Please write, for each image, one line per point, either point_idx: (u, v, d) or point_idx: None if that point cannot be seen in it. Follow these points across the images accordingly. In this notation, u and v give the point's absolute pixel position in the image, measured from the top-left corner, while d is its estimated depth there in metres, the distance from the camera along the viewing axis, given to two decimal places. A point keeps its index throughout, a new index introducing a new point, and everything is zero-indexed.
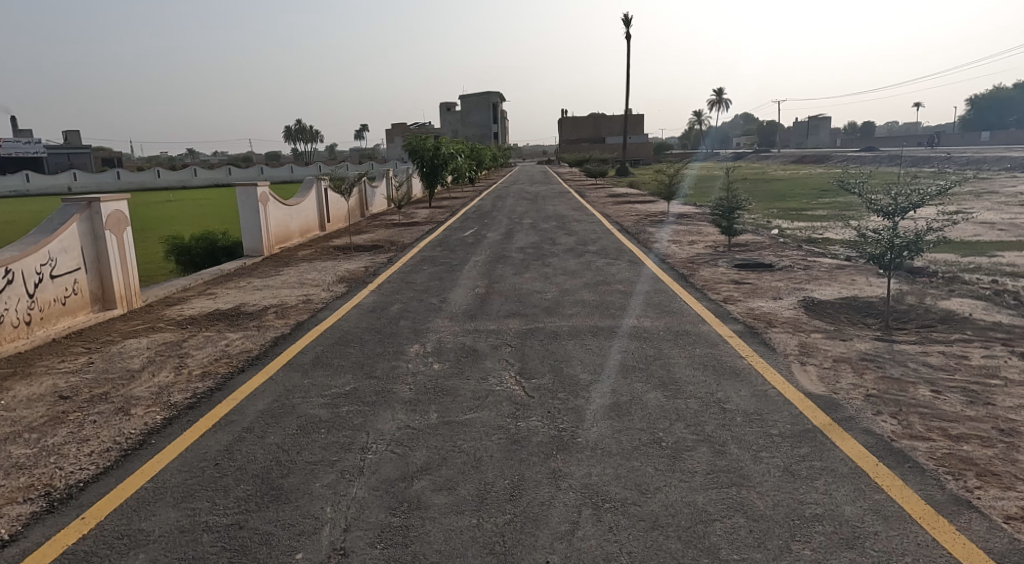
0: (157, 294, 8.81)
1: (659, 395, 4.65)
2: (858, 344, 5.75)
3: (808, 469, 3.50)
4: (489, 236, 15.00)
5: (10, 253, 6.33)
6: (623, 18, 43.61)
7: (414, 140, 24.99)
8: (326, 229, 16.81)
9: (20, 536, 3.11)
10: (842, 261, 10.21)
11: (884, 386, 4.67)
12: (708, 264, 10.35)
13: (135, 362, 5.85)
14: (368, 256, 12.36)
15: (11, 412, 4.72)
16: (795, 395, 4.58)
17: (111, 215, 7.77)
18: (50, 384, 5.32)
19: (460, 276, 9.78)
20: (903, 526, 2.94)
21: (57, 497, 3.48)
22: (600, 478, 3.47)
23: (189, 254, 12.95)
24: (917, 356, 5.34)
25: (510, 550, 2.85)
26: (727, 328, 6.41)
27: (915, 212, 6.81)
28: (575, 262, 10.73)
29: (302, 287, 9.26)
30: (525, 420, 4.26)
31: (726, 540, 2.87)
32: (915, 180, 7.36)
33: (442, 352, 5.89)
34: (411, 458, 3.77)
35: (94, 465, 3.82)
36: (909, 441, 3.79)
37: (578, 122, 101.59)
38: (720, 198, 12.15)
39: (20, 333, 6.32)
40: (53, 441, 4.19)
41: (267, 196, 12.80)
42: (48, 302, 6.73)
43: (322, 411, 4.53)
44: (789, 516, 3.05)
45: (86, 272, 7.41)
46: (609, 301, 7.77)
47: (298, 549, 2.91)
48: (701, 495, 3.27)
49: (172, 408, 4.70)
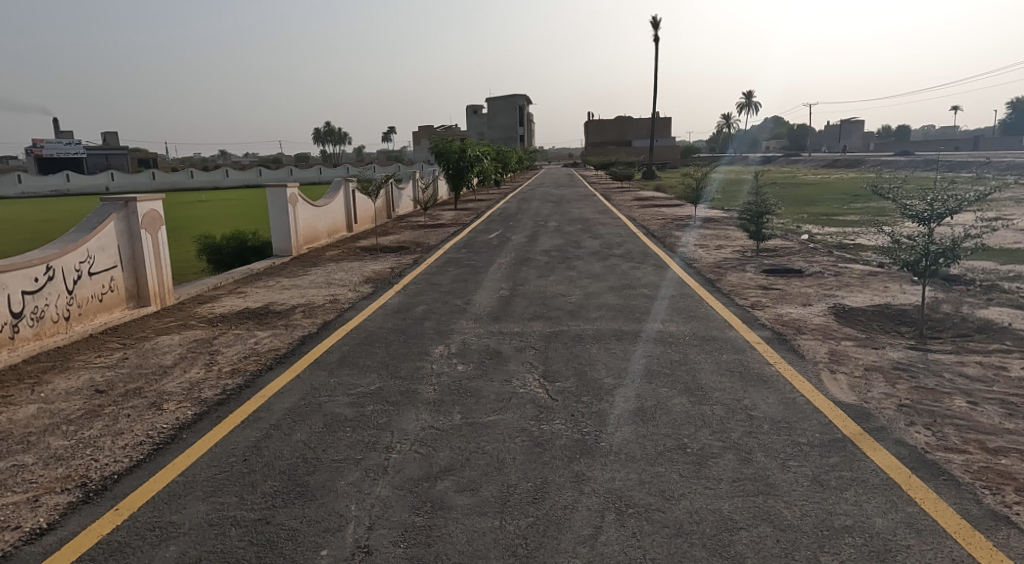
0: (189, 292, 8.99)
1: (685, 401, 4.60)
2: (890, 353, 5.61)
3: (837, 479, 3.43)
4: (514, 238, 15.05)
5: (50, 250, 6.53)
6: (651, 22, 44.18)
7: (439, 142, 25.13)
8: (353, 230, 17.01)
9: (57, 525, 3.21)
10: (875, 268, 9.97)
11: (919, 396, 4.55)
12: (735, 269, 10.22)
13: (167, 357, 6.00)
14: (394, 258, 12.48)
15: (50, 404, 4.88)
16: (823, 403, 4.50)
17: (146, 215, 7.97)
18: (87, 378, 5.48)
19: (485, 279, 9.80)
20: (937, 540, 2.86)
21: (93, 488, 3.58)
22: (624, 483, 3.44)
23: (220, 254, 13.20)
24: (953, 366, 5.19)
25: (533, 552, 2.85)
26: (755, 334, 6.32)
27: (953, 218, 6.60)
28: (600, 266, 10.69)
29: (329, 287, 9.41)
30: (549, 423, 4.26)
31: (752, 549, 2.83)
32: (953, 186, 7.14)
33: (466, 353, 5.92)
34: (434, 459, 3.79)
35: (128, 458, 3.93)
36: (944, 453, 3.69)
37: (604, 126, 101.33)
38: (748, 202, 11.95)
39: (59, 328, 6.53)
40: (88, 434, 4.31)
41: (296, 196, 13.01)
42: (86, 298, 6.94)
43: (347, 410, 4.58)
44: (818, 526, 2.99)
45: (122, 270, 7.61)
46: (634, 305, 7.72)
47: (323, 546, 2.94)
48: (727, 503, 3.22)
49: (202, 404, 4.80)
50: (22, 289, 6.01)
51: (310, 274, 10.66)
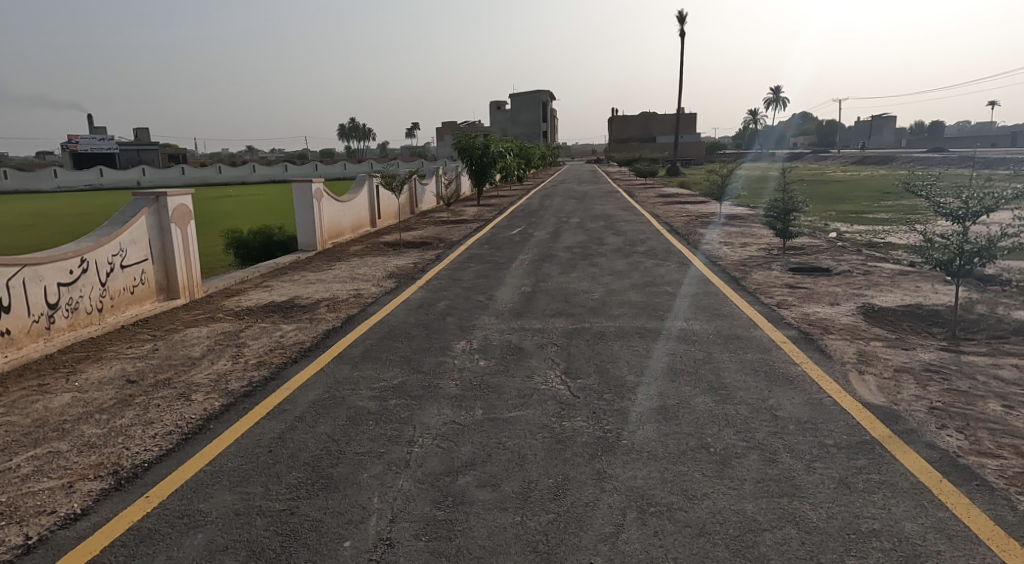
0: (217, 285, 9.15)
1: (708, 400, 4.55)
2: (921, 354, 5.48)
3: (865, 482, 3.37)
4: (536, 234, 15.04)
5: (84, 243, 6.69)
6: (678, 17, 43.75)
7: (462, 138, 25.18)
8: (376, 225, 17.15)
9: (91, 511, 3.30)
10: (905, 267, 9.75)
11: (951, 399, 4.44)
12: (761, 267, 10.07)
13: (196, 349, 6.13)
14: (417, 253, 12.55)
15: (83, 393, 5.02)
16: (851, 404, 4.41)
17: (177, 209, 8.13)
18: (119, 368, 5.62)
19: (506, 275, 9.81)
20: (969, 547, 2.79)
21: (124, 475, 3.67)
22: (645, 481, 3.42)
23: (247, 248, 13.41)
24: (987, 369, 5.05)
25: (554, 549, 2.84)
26: (781, 333, 6.23)
27: (989, 216, 6.42)
28: (622, 263, 10.63)
29: (353, 282, 9.50)
30: (570, 420, 4.25)
31: (776, 552, 2.79)
32: (988, 183, 6.95)
33: (488, 348, 5.93)
34: (456, 453, 3.81)
35: (157, 447, 4.02)
36: (976, 458, 3.60)
37: (628, 123, 100.57)
38: (775, 199, 11.76)
39: (93, 319, 6.71)
40: (120, 422, 4.43)
41: (321, 191, 13.15)
42: (119, 290, 7.11)
43: (370, 403, 4.63)
44: (844, 530, 2.94)
45: (152, 263, 7.78)
46: (657, 303, 7.66)
47: (346, 537, 2.98)
48: (751, 503, 3.19)
49: (229, 395, 4.89)
50: (57, 281, 6.18)
51: (334, 269, 10.78)
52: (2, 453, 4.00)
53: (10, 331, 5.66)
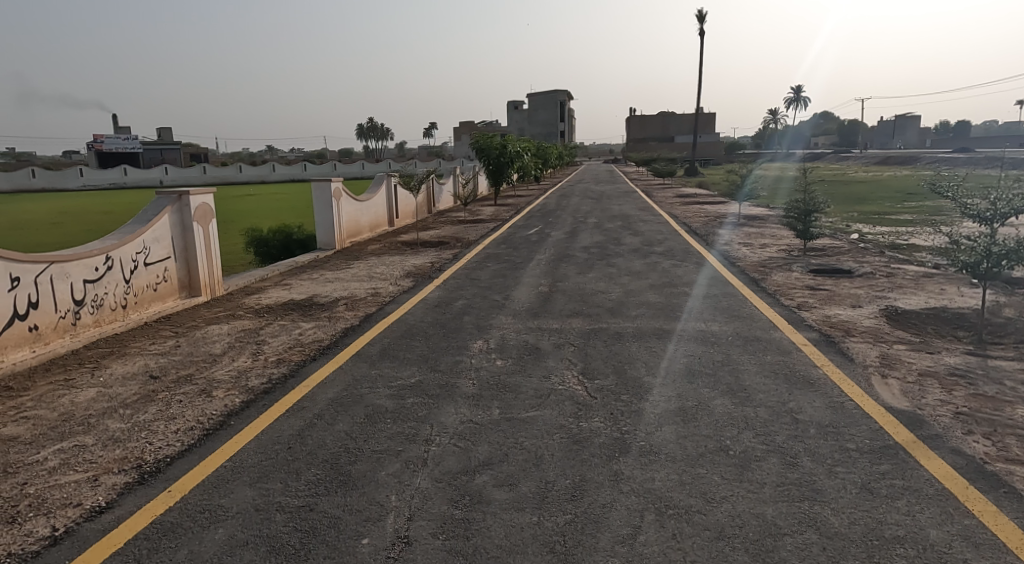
0: (238, 283, 9.26)
1: (727, 402, 4.51)
2: (946, 358, 5.37)
3: (888, 487, 3.31)
4: (553, 234, 15.02)
5: (109, 241, 6.81)
6: (698, 15, 43.63)
7: (479, 138, 25.24)
8: (394, 224, 17.23)
9: (115, 504, 3.36)
10: (930, 269, 9.57)
11: (977, 404, 4.35)
12: (781, 268, 9.97)
13: (217, 346, 6.21)
14: (434, 252, 12.58)
15: (108, 388, 5.11)
16: (874, 408, 4.33)
17: (198, 208, 8.23)
18: (143, 364, 5.72)
19: (523, 274, 9.79)
20: (996, 555, 2.74)
21: (147, 470, 3.73)
22: (663, 484, 3.39)
23: (266, 246, 13.54)
24: (1015, 374, 4.93)
25: (571, 550, 2.84)
26: (801, 335, 6.15)
27: (1017, 217, 6.28)
28: (641, 263, 10.55)
29: (371, 281, 9.55)
30: (587, 420, 4.23)
31: (796, 556, 2.76)
32: (1017, 183, 6.80)
33: (505, 348, 5.93)
34: (473, 452, 3.82)
35: (179, 442, 4.08)
36: (1004, 465, 3.52)
37: (647, 122, 100.16)
38: (796, 199, 11.60)
39: (117, 316, 6.82)
40: (143, 417, 4.50)
41: (340, 191, 13.25)
42: (142, 287, 7.23)
43: (388, 402, 4.65)
44: (867, 535, 2.89)
45: (175, 261, 7.89)
46: (676, 304, 7.61)
47: (364, 534, 3.00)
48: (771, 507, 3.15)
49: (249, 392, 4.93)
50: (83, 279, 6.30)
51: (352, 268, 10.85)
52: (30, 446, 4.09)
53: (37, 327, 5.78)
